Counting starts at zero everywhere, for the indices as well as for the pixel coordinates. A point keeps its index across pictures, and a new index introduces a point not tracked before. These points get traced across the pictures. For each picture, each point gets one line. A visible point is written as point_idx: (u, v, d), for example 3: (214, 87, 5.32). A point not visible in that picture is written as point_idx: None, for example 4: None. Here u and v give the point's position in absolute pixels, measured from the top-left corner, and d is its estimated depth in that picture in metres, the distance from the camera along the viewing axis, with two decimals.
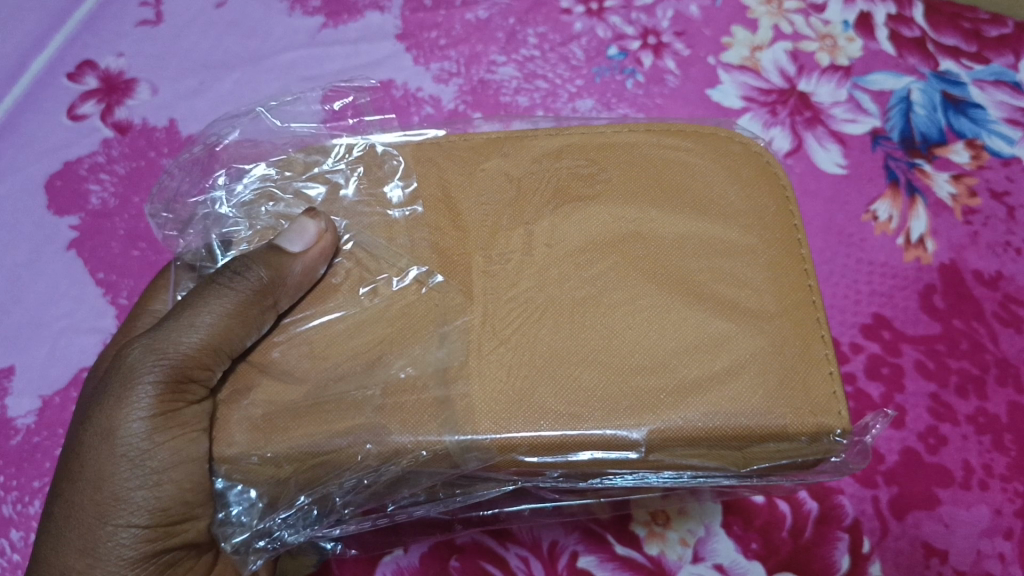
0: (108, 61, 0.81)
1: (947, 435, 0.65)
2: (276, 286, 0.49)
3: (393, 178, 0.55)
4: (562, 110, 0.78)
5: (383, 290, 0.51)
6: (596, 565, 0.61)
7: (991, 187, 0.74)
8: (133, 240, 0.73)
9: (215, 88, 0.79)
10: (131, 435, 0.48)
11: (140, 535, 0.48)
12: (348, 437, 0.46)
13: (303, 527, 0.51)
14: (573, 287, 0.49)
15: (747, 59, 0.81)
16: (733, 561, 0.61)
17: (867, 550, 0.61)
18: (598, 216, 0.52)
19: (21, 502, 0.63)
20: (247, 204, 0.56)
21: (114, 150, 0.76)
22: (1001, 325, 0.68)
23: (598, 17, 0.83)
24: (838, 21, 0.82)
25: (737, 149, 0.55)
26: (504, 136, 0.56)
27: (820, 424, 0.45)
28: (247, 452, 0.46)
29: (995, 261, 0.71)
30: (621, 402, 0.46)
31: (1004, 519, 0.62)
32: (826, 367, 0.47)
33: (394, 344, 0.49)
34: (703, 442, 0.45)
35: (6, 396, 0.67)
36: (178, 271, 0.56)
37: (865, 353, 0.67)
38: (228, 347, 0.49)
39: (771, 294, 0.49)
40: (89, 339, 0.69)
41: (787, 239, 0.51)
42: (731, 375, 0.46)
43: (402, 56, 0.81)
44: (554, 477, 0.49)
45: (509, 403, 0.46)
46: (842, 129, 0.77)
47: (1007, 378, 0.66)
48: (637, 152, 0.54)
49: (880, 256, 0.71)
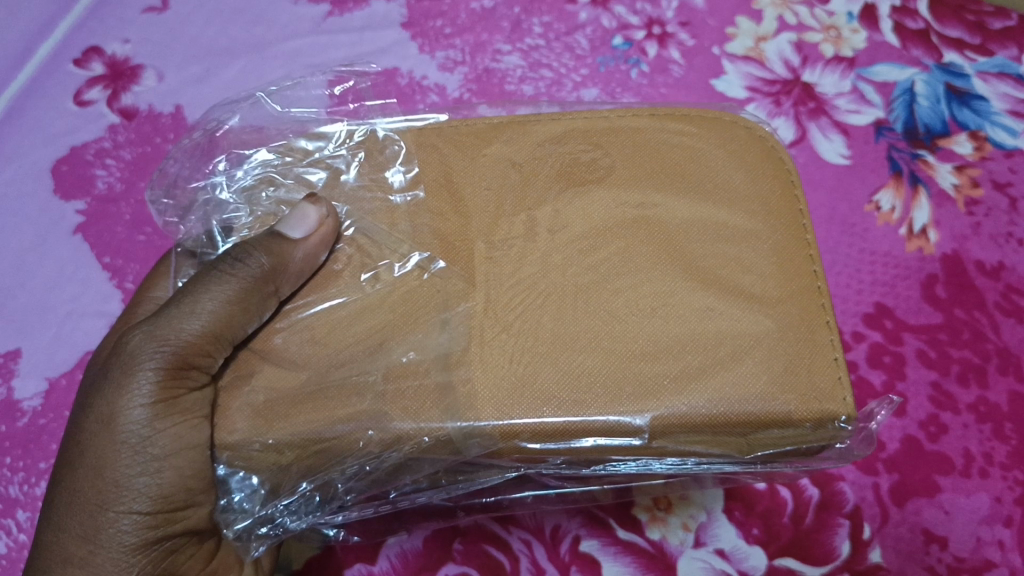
0: (114, 47, 0.80)
1: (947, 423, 0.65)
2: (277, 273, 0.49)
3: (395, 164, 0.54)
4: (566, 98, 0.78)
5: (385, 276, 0.51)
6: (598, 549, 0.61)
7: (993, 178, 0.74)
8: (138, 225, 0.72)
9: (221, 76, 0.79)
10: (133, 421, 0.47)
11: (142, 521, 0.48)
12: (350, 423, 0.46)
13: (305, 514, 0.51)
14: (576, 273, 0.49)
15: (751, 50, 0.80)
16: (734, 547, 0.61)
17: (867, 537, 0.61)
18: (603, 201, 0.52)
19: (27, 483, 0.64)
20: (248, 190, 0.56)
21: (120, 135, 0.76)
22: (1003, 315, 0.68)
23: (602, 7, 0.83)
24: (842, 12, 0.82)
25: (741, 135, 0.54)
26: (506, 122, 0.56)
27: (824, 411, 0.45)
28: (249, 438, 0.46)
29: (997, 251, 0.71)
30: (624, 388, 0.45)
31: (1004, 507, 0.62)
32: (830, 353, 0.46)
33: (396, 330, 0.48)
34: (706, 429, 0.45)
35: (12, 378, 0.67)
36: (180, 258, 0.56)
37: (866, 341, 0.67)
38: (229, 333, 0.48)
39: (775, 280, 0.49)
40: (95, 322, 0.69)
41: (792, 225, 0.51)
42: (735, 361, 0.46)
43: (407, 44, 0.81)
44: (557, 464, 0.49)
45: (511, 389, 0.46)
46: (845, 120, 0.76)
47: (1008, 368, 0.66)
48: (641, 139, 0.54)
49: (883, 246, 0.71)
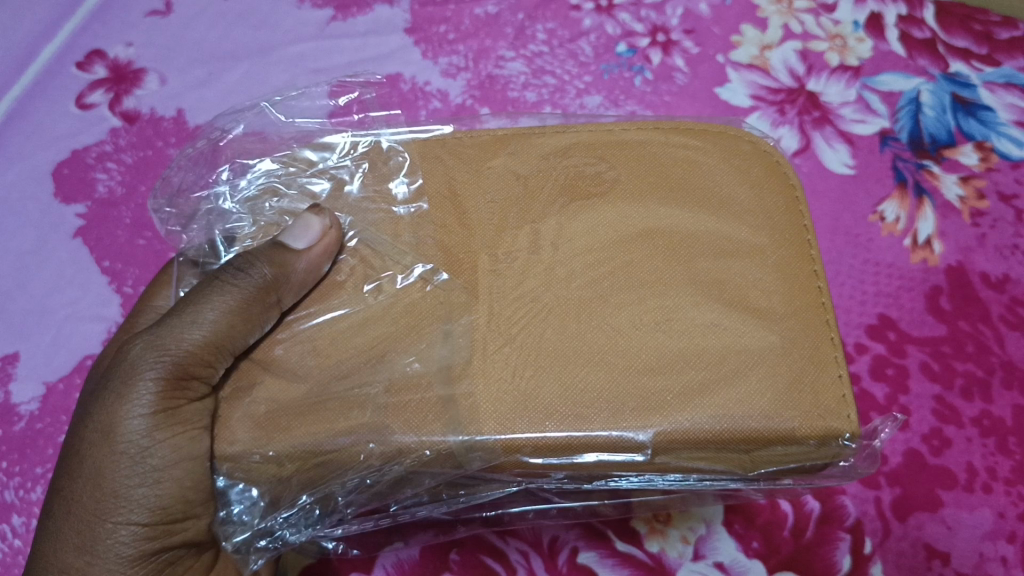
0: (117, 51, 0.80)
1: (950, 437, 0.64)
2: (279, 284, 0.49)
3: (399, 175, 0.54)
4: (569, 106, 0.78)
5: (387, 287, 0.50)
6: (597, 561, 0.61)
7: (999, 190, 0.73)
8: (138, 229, 0.72)
9: (224, 80, 0.79)
10: (132, 431, 0.47)
11: (140, 532, 0.48)
12: (351, 436, 0.45)
13: (305, 526, 0.51)
14: (580, 287, 0.49)
15: (756, 58, 0.80)
16: (734, 560, 0.61)
17: (868, 552, 0.61)
18: (608, 216, 0.51)
19: (23, 487, 0.63)
20: (251, 200, 0.56)
21: (122, 139, 0.76)
22: (1007, 328, 0.68)
23: (607, 14, 0.83)
24: (848, 21, 0.81)
25: (746, 149, 0.54)
26: (510, 134, 0.56)
27: (828, 428, 0.45)
28: (249, 450, 0.46)
29: (1002, 263, 0.70)
30: (628, 404, 0.45)
31: (1007, 523, 0.61)
32: (835, 370, 0.46)
33: (399, 341, 0.48)
34: (709, 445, 0.45)
35: (10, 382, 0.67)
36: (182, 267, 0.55)
37: (869, 353, 0.67)
38: (230, 344, 0.48)
39: (780, 295, 0.48)
40: (94, 327, 0.68)
41: (797, 240, 0.50)
42: (738, 376, 0.46)
43: (410, 50, 0.80)
44: (559, 478, 0.49)
45: (513, 403, 0.45)
46: (850, 129, 0.76)
47: (1013, 382, 0.66)
48: (645, 152, 0.54)
49: (887, 257, 0.71)
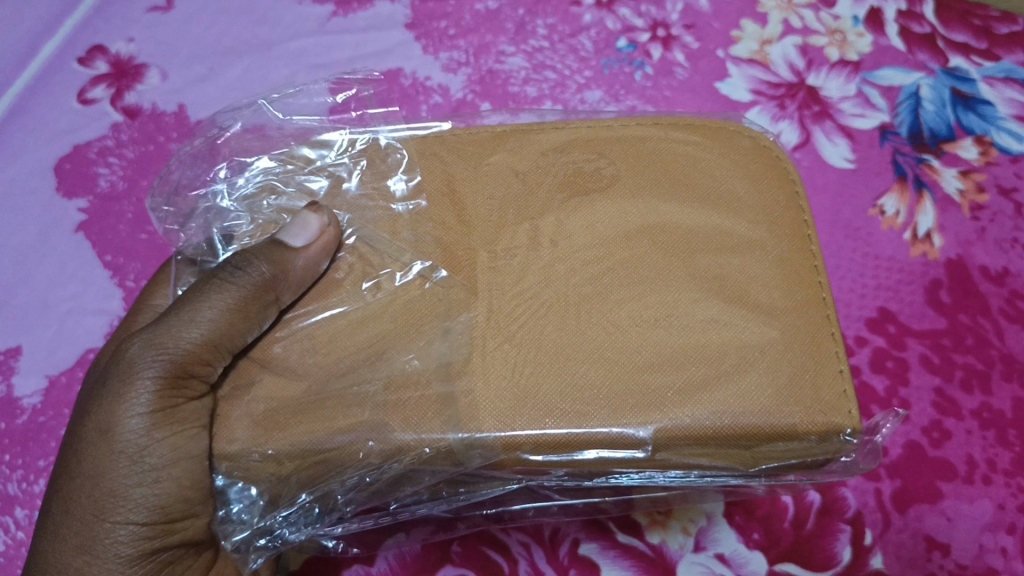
0: (118, 46, 0.80)
1: (950, 429, 0.64)
2: (277, 281, 0.49)
3: (397, 172, 0.54)
4: (570, 101, 0.78)
5: (387, 285, 0.50)
6: (597, 553, 0.61)
7: (999, 183, 0.73)
8: (139, 224, 0.72)
9: (226, 75, 0.79)
10: (131, 430, 0.47)
11: (139, 532, 0.48)
12: (350, 434, 0.45)
13: (304, 525, 0.51)
14: (579, 283, 0.49)
15: (756, 53, 0.80)
16: (734, 551, 0.61)
17: (868, 543, 0.61)
18: (608, 212, 0.51)
19: (26, 480, 0.63)
20: (249, 198, 0.55)
21: (123, 134, 0.75)
22: (1007, 320, 0.68)
23: (607, 9, 0.82)
24: (848, 16, 0.81)
25: (746, 144, 0.54)
26: (509, 131, 0.56)
27: (829, 423, 0.44)
28: (248, 448, 0.46)
29: (1002, 256, 0.70)
30: (628, 400, 0.45)
31: (1007, 515, 0.61)
32: (836, 365, 0.46)
33: (398, 338, 0.48)
34: (710, 441, 0.45)
35: (12, 375, 0.66)
36: (180, 266, 0.55)
37: (869, 346, 0.67)
38: (228, 342, 0.48)
39: (781, 291, 0.48)
40: (96, 321, 0.68)
41: (797, 236, 0.50)
42: (738, 372, 0.45)
43: (411, 45, 0.80)
44: (559, 475, 0.49)
45: (513, 400, 0.45)
46: (850, 123, 0.76)
47: (1013, 374, 0.66)
48: (644, 148, 0.54)
49: (886, 250, 0.70)
